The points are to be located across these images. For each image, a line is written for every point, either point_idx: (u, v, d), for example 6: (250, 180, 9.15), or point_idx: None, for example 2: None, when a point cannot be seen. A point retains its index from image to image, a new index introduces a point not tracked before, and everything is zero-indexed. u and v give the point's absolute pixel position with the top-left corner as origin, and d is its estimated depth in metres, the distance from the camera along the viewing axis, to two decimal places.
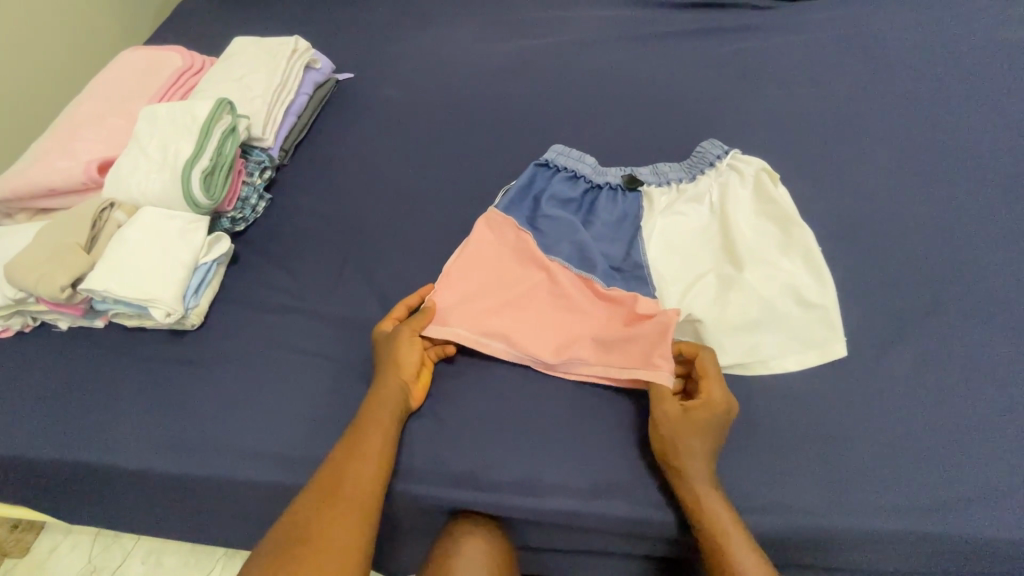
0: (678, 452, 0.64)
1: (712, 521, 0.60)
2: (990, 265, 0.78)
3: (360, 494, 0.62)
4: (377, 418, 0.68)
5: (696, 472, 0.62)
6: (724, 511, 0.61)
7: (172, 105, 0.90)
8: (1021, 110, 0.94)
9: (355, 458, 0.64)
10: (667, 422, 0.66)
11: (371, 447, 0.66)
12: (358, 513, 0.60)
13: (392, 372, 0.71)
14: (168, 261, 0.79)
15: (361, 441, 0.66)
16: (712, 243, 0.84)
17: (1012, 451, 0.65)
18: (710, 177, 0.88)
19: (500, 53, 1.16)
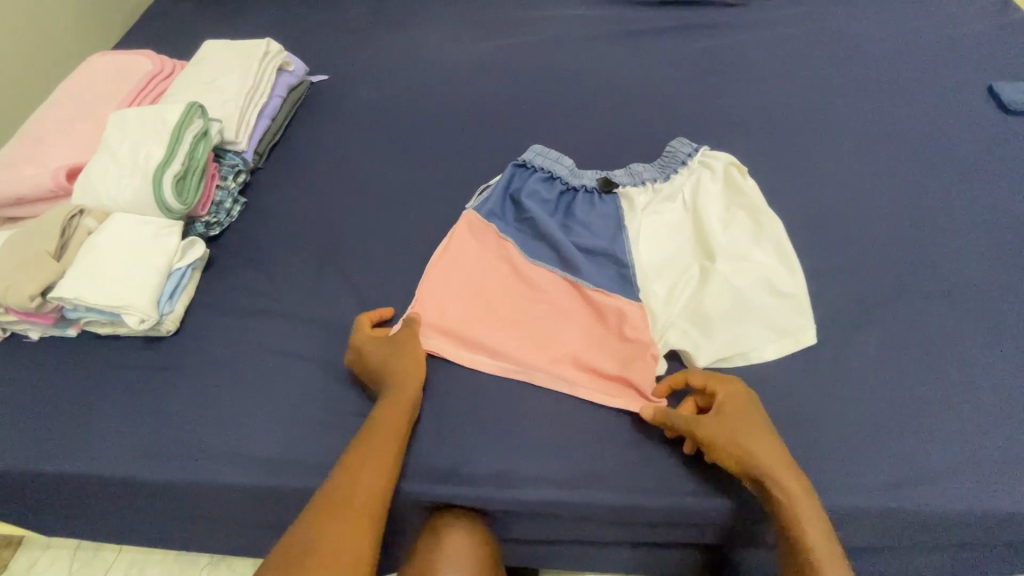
0: (746, 458, 0.62)
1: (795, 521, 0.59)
2: (945, 251, 0.82)
3: (370, 504, 0.62)
4: (382, 431, 0.67)
5: (773, 476, 0.61)
6: (806, 509, 0.60)
7: (141, 110, 0.89)
8: (968, 105, 1.00)
9: (361, 470, 0.63)
10: (719, 435, 0.63)
11: (377, 460, 0.65)
12: (363, 528, 0.60)
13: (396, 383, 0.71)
14: (142, 267, 0.78)
15: (367, 454, 0.65)
16: (689, 239, 0.85)
17: (966, 425, 0.69)
18: (682, 175, 0.89)
19: (474, 53, 1.17)
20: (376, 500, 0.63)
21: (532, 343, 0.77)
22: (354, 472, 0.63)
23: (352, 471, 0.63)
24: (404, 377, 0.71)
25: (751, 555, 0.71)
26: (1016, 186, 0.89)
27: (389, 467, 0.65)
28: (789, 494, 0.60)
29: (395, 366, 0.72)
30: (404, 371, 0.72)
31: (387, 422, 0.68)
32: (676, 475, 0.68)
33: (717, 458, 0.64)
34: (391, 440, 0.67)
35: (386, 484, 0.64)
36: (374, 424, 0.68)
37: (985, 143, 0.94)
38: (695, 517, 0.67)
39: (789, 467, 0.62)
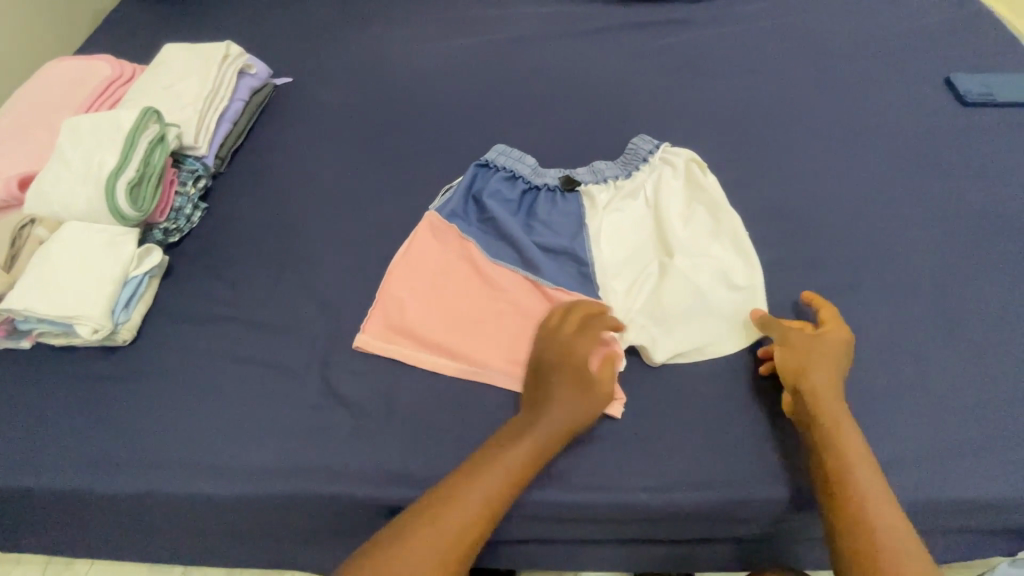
0: (813, 391, 0.66)
1: (847, 468, 0.61)
2: (901, 242, 0.84)
3: (472, 525, 0.60)
4: (508, 451, 0.64)
5: (831, 416, 0.65)
6: (860, 459, 0.62)
7: (94, 116, 0.88)
8: (925, 98, 1.01)
9: (472, 486, 0.61)
10: (797, 356, 0.69)
11: (493, 480, 0.62)
12: (452, 544, 0.58)
13: (564, 399, 0.67)
14: (95, 276, 0.77)
15: (483, 471, 0.62)
16: (651, 236, 0.85)
17: (920, 414, 0.69)
18: (644, 172, 0.89)
19: (439, 52, 1.16)
20: (480, 522, 0.60)
21: (493, 345, 0.77)
22: (467, 488, 0.61)
23: (462, 485, 0.62)
24: (572, 388, 0.68)
25: (687, 545, 0.76)
26: (972, 177, 0.90)
27: (507, 492, 0.62)
28: (843, 443, 0.63)
29: (553, 378, 0.69)
30: (559, 384, 0.68)
31: (517, 445, 0.64)
32: (633, 472, 0.68)
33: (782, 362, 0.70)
34: (517, 465, 0.63)
35: (495, 509, 0.61)
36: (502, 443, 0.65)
37: (943, 134, 0.96)
38: (651, 513, 0.68)
39: (845, 416, 0.65)
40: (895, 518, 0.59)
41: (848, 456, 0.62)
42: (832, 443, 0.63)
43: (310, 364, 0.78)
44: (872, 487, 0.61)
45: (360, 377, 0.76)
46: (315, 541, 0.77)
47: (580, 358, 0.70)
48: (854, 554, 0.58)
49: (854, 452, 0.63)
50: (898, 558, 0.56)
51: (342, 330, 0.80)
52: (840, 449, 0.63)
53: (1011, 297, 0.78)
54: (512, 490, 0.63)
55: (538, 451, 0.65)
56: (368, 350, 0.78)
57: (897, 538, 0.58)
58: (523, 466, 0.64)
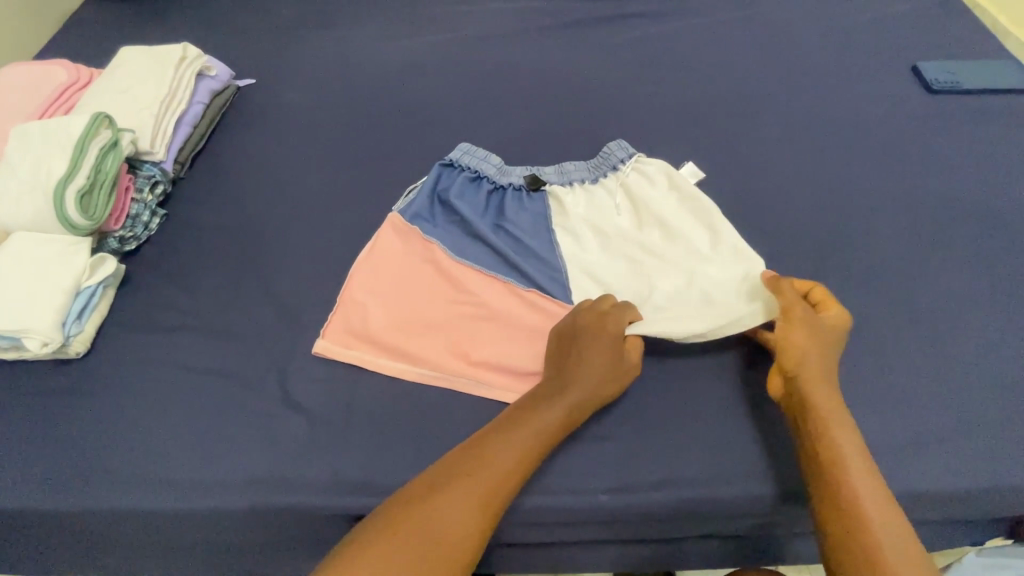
0: (806, 380, 0.64)
1: (841, 466, 0.58)
2: (867, 232, 0.83)
3: (485, 490, 0.58)
4: (541, 420, 0.63)
5: (822, 408, 0.62)
6: (852, 452, 0.59)
7: (43, 123, 0.85)
8: (892, 86, 1.01)
9: (501, 453, 0.60)
10: (795, 342, 0.65)
11: (523, 447, 0.61)
12: (478, 510, 0.57)
13: (597, 370, 0.66)
14: (44, 287, 0.75)
15: (512, 437, 0.61)
16: (617, 241, 0.82)
17: (884, 405, 0.69)
18: (613, 180, 0.87)
19: (405, 49, 1.14)
20: (506, 489, 0.59)
21: (455, 351, 0.75)
22: (496, 454, 0.60)
23: (490, 452, 0.60)
24: (605, 360, 0.67)
25: (652, 544, 0.74)
26: (936, 165, 0.90)
27: (533, 459, 0.61)
28: (839, 439, 0.60)
29: (589, 349, 0.68)
30: (595, 356, 0.67)
31: (549, 414, 0.64)
32: (596, 472, 0.67)
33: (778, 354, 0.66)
34: (547, 432, 0.63)
35: (523, 475, 0.60)
36: (534, 412, 0.64)
37: (909, 122, 0.95)
38: (612, 514, 0.66)
39: (838, 407, 0.62)
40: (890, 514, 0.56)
41: (840, 449, 0.59)
42: (822, 436, 0.60)
43: (269, 371, 0.76)
44: (864, 483, 0.57)
45: (319, 384, 0.75)
46: (276, 552, 0.75)
47: (611, 331, 0.69)
48: (841, 551, 0.55)
49: (846, 445, 0.59)
50: (890, 556, 0.53)
51: (302, 336, 0.79)
52: (830, 441, 0.60)
53: (973, 286, 0.77)
54: (538, 457, 0.62)
55: (568, 420, 0.65)
56: (327, 356, 0.76)
57: (889, 536, 0.54)
58: (551, 436, 0.63)
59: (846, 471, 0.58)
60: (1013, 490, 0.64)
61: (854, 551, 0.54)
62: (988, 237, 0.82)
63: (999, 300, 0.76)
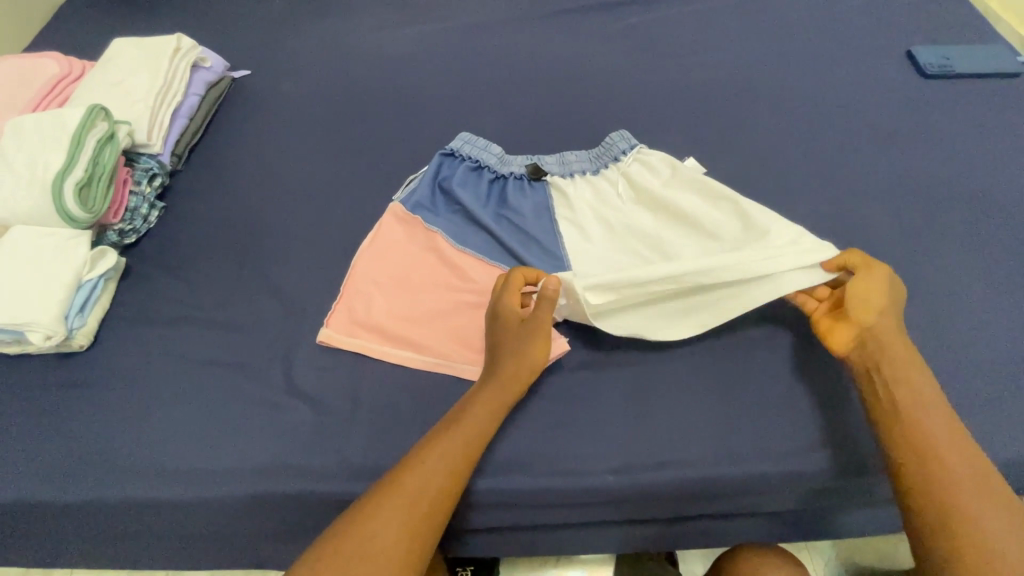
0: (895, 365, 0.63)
1: (938, 464, 0.57)
2: (863, 217, 0.84)
3: (422, 492, 0.58)
4: (466, 421, 0.64)
5: (899, 362, 0.63)
6: (943, 425, 0.59)
7: (39, 115, 0.84)
8: (886, 72, 1.01)
9: (428, 463, 0.60)
10: (870, 298, 0.66)
11: (450, 453, 0.61)
12: (415, 521, 0.57)
13: (511, 351, 0.69)
14: (46, 280, 0.74)
15: (438, 444, 0.62)
16: (625, 233, 0.82)
17: None
18: (615, 170, 0.87)
19: (400, 39, 1.13)
20: (438, 498, 0.59)
21: (459, 340, 0.75)
22: (423, 465, 0.60)
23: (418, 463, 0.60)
24: (517, 344, 0.69)
25: (652, 525, 0.75)
26: (929, 149, 0.91)
27: (462, 462, 0.61)
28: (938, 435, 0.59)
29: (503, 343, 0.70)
30: (504, 345, 0.70)
31: (472, 413, 0.64)
32: (599, 454, 0.68)
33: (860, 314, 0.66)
34: (473, 433, 0.63)
35: (456, 480, 0.61)
36: (463, 417, 0.64)
37: (904, 107, 0.96)
38: (615, 494, 0.67)
39: (936, 400, 0.61)
40: (972, 457, 0.58)
41: (922, 403, 0.61)
42: (917, 431, 0.59)
43: (273, 361, 0.76)
44: (944, 431, 0.59)
45: (323, 373, 0.75)
46: (285, 540, 0.76)
47: (513, 316, 0.71)
48: (921, 494, 0.57)
49: (923, 394, 0.61)
50: (968, 497, 0.55)
51: (304, 326, 0.79)
52: (930, 436, 0.59)
53: (965, 267, 0.79)
54: (469, 459, 0.62)
55: (492, 413, 0.65)
56: (332, 345, 0.76)
57: (971, 477, 0.56)
58: (479, 436, 0.63)
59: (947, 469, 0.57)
60: (1006, 464, 0.66)
61: (936, 494, 0.56)
62: (979, 219, 0.83)
63: (990, 282, 0.77)
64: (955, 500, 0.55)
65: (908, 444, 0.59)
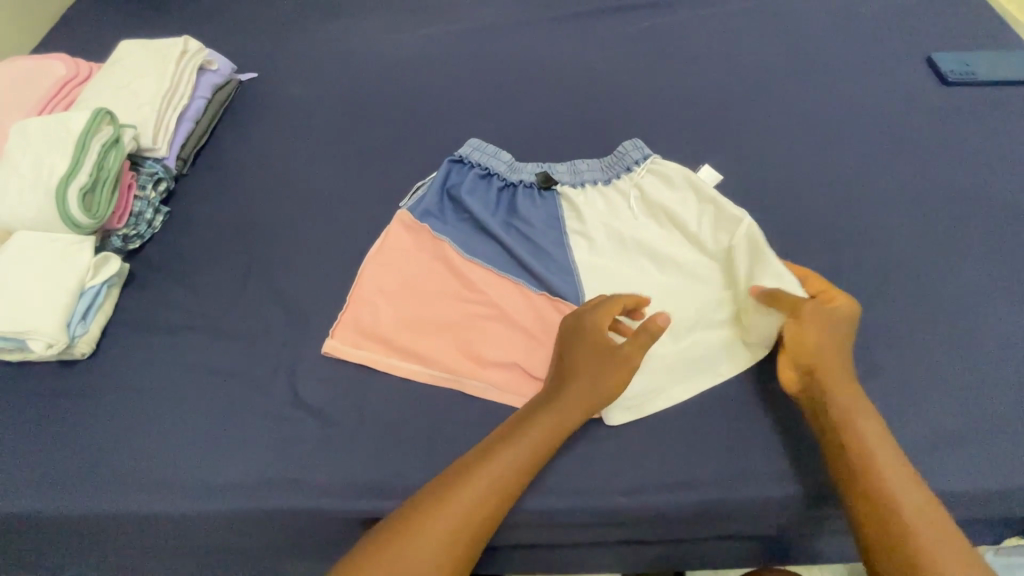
0: (850, 412, 0.61)
1: (899, 516, 0.55)
2: (883, 228, 0.82)
3: (446, 536, 0.55)
4: (496, 466, 0.59)
5: (842, 401, 0.61)
6: (900, 472, 0.57)
7: (44, 118, 0.83)
8: (906, 78, 0.99)
9: (451, 504, 0.57)
10: (808, 341, 0.65)
11: (477, 497, 0.57)
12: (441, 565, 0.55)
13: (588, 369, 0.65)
14: (49, 287, 0.73)
15: (468, 486, 0.58)
16: (639, 250, 0.80)
17: (904, 403, 0.68)
18: (627, 181, 0.85)
19: (409, 41, 1.12)
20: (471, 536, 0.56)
21: (468, 353, 0.73)
22: (447, 509, 0.56)
23: (437, 512, 0.56)
24: (592, 361, 0.66)
25: (662, 545, 0.73)
26: (950, 158, 0.88)
27: (495, 500, 0.58)
28: (898, 486, 0.56)
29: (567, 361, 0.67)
30: (580, 360, 0.66)
31: (506, 459, 0.59)
32: (609, 474, 0.66)
33: (801, 353, 0.65)
34: (506, 478, 0.59)
35: (491, 515, 0.58)
36: (491, 456, 0.60)
37: (926, 116, 0.93)
38: (624, 516, 0.65)
39: (889, 445, 0.59)
40: (917, 489, 0.57)
41: (880, 452, 0.58)
42: (877, 481, 0.57)
43: (277, 372, 0.75)
44: (902, 478, 0.57)
45: (327, 384, 0.73)
46: (287, 555, 0.75)
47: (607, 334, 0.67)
48: (868, 516, 0.56)
49: (876, 437, 0.59)
50: (912, 513, 0.55)
51: (308, 336, 0.78)
52: (891, 486, 0.56)
53: (991, 281, 0.76)
54: (508, 493, 0.59)
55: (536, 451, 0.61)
56: (337, 356, 0.75)
57: (925, 512, 0.55)
58: (518, 468, 0.60)
59: (910, 523, 0.54)
60: None
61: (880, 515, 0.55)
62: (1004, 231, 0.80)
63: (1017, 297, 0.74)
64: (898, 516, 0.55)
65: (866, 494, 0.57)
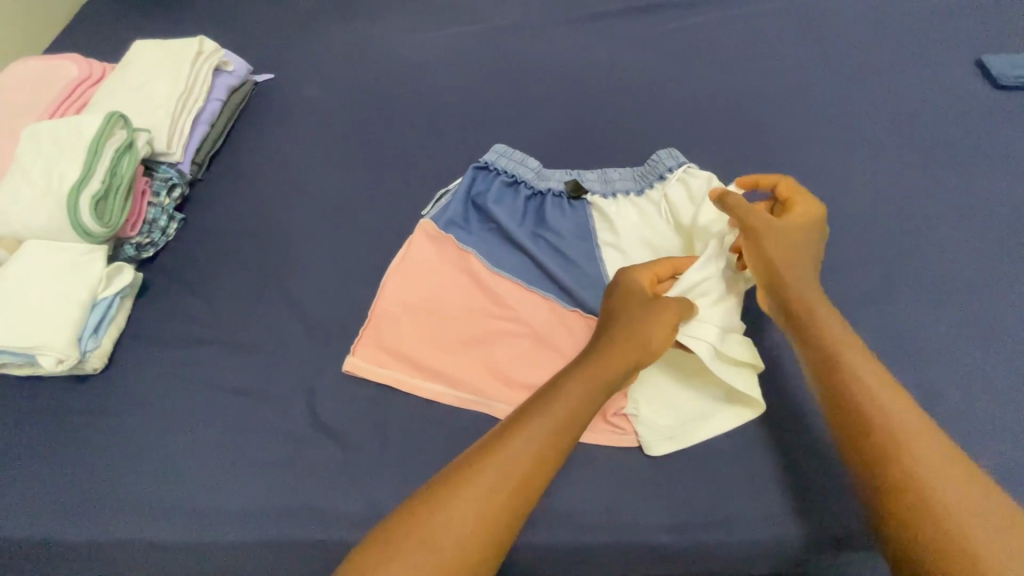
0: (827, 333, 0.58)
1: (899, 447, 0.51)
2: (935, 244, 0.77)
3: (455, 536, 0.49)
4: (512, 452, 0.53)
5: (818, 320, 0.59)
6: (892, 398, 0.54)
7: (57, 122, 0.80)
8: (953, 83, 0.94)
9: (461, 495, 0.51)
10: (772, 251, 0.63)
11: (490, 487, 0.51)
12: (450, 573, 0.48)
13: (633, 326, 0.62)
14: (60, 300, 0.70)
15: (479, 476, 0.52)
16: None
17: (966, 435, 0.63)
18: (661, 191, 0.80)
19: (430, 43, 1.08)
20: (483, 531, 0.50)
21: (496, 375, 0.70)
22: (454, 503, 0.50)
23: (443, 506, 0.50)
24: (625, 330, 0.62)
25: None
26: (1004, 170, 0.84)
27: (509, 492, 0.51)
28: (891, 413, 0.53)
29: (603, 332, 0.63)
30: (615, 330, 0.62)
31: (523, 445, 0.53)
32: (649, 508, 0.61)
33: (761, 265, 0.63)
34: (520, 468, 0.52)
35: (506, 505, 0.51)
36: (506, 441, 0.54)
37: (976, 124, 0.89)
38: (665, 554, 0.61)
39: (873, 368, 0.56)
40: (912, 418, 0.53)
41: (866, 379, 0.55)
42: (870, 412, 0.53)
43: (296, 391, 0.71)
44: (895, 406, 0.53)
45: (348, 406, 0.70)
46: None
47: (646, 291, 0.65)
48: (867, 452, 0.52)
49: (860, 363, 0.56)
50: (901, 413, 0.53)
51: (328, 353, 0.74)
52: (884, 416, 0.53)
53: None
54: (526, 482, 0.52)
55: (556, 434, 0.54)
56: (358, 375, 0.71)
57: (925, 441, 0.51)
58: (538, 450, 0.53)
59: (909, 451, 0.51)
60: None
61: (862, 425, 0.53)
62: None
63: None
64: (894, 458, 0.51)
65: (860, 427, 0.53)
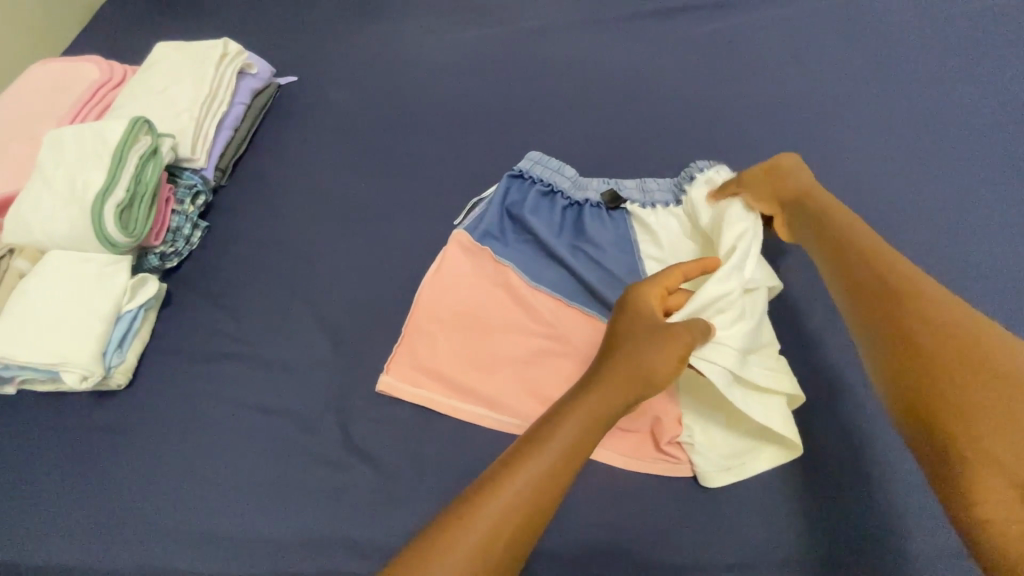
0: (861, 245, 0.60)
1: (952, 334, 0.50)
2: (1005, 257, 0.72)
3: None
4: (517, 486, 0.49)
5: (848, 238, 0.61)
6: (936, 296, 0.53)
7: (80, 127, 0.78)
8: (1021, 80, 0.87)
9: (467, 530, 0.47)
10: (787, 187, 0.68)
11: (495, 524, 0.47)
12: None
13: (634, 354, 0.57)
14: (84, 313, 0.68)
15: (483, 509, 0.48)
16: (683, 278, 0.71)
17: None
18: None
19: (458, 42, 1.04)
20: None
21: (536, 396, 0.66)
22: (461, 539, 0.46)
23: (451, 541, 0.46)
24: (629, 359, 0.57)
25: None
26: None
27: (516, 530, 0.47)
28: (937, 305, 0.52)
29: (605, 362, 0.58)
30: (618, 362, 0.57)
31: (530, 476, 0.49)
32: (704, 542, 0.58)
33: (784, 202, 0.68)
34: (526, 505, 0.48)
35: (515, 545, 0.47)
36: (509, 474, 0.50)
37: None
38: None
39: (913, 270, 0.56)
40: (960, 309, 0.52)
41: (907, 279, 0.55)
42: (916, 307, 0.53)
43: (328, 410, 0.68)
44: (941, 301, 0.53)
45: (383, 427, 0.67)
46: None
47: (653, 316, 0.59)
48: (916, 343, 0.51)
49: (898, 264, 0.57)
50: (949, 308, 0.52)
51: (360, 370, 0.71)
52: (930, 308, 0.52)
53: None
54: (530, 522, 0.48)
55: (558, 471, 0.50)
56: (392, 394, 0.68)
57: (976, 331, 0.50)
58: (542, 488, 0.49)
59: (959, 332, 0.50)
60: None
61: (912, 319, 0.52)
62: None
63: None
64: (947, 347, 0.49)
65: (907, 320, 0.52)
